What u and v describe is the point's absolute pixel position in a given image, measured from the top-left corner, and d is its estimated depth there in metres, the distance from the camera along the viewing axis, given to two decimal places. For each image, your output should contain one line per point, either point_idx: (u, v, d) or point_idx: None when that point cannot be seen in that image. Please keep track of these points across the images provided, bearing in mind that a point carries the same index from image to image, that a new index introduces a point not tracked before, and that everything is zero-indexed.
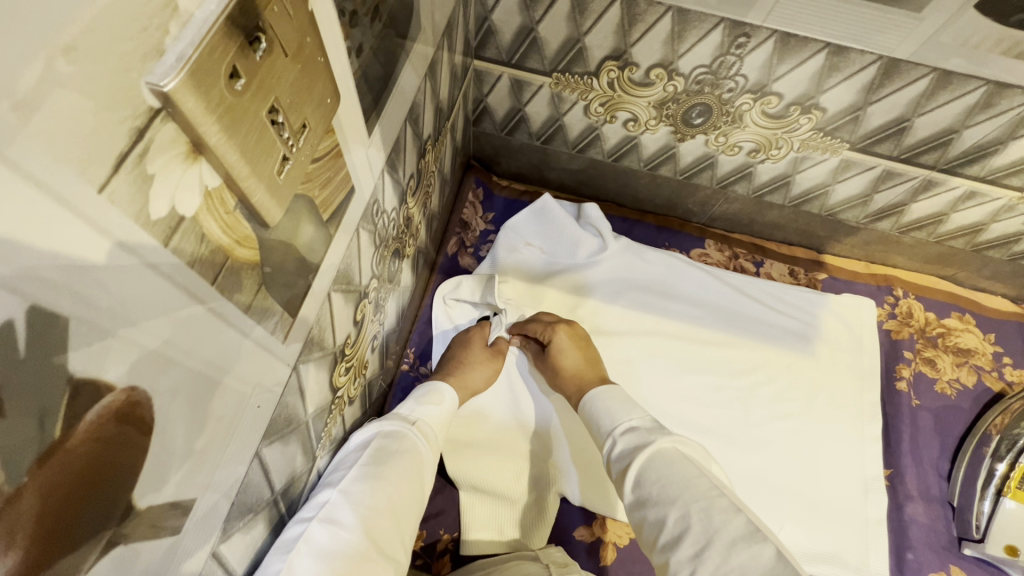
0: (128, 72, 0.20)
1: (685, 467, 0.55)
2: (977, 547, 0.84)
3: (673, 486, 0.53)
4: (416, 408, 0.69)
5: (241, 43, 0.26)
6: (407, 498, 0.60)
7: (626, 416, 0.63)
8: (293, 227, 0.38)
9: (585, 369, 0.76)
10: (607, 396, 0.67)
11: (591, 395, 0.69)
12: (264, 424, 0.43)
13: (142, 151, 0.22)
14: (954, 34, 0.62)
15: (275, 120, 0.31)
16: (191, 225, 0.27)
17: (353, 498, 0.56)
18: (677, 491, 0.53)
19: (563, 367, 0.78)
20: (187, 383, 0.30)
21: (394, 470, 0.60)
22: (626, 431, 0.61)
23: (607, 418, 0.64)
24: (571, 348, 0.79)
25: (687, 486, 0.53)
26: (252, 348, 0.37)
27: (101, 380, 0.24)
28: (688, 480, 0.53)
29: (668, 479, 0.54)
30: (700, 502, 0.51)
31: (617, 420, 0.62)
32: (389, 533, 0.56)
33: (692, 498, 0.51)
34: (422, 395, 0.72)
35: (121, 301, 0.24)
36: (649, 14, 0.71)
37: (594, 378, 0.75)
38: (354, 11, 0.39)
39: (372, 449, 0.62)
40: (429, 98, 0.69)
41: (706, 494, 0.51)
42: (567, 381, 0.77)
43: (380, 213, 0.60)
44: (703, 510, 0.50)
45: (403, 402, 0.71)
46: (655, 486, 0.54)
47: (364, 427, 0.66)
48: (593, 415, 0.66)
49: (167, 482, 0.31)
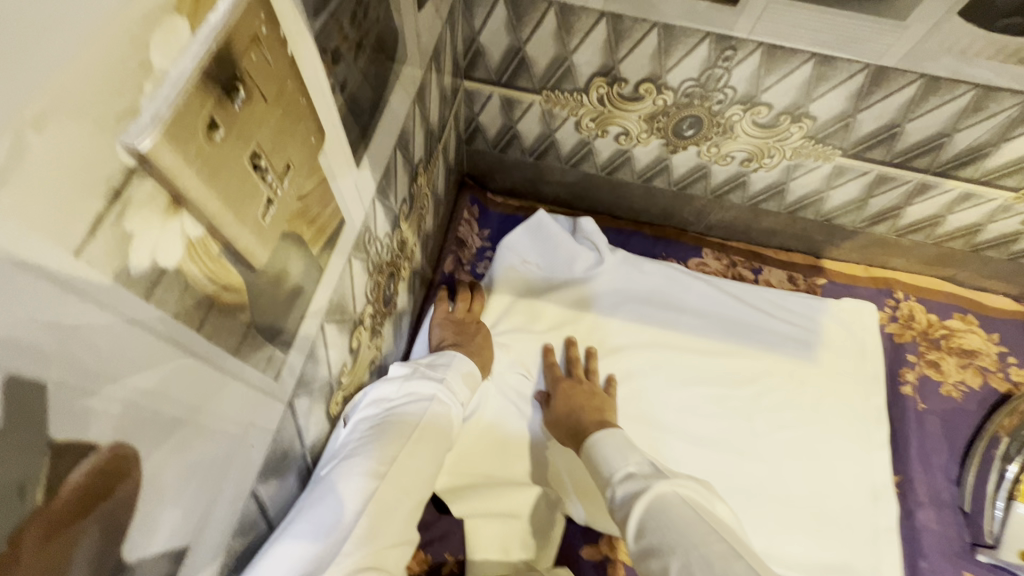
0: (103, 134, 0.20)
1: (683, 512, 0.52)
2: (991, 553, 0.83)
3: (672, 533, 0.50)
4: (456, 386, 0.66)
5: (219, 95, 0.26)
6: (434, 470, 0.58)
7: (622, 463, 0.62)
8: (281, 264, 0.38)
9: (584, 412, 0.78)
10: (605, 440, 0.66)
11: (590, 439, 0.68)
12: (259, 462, 0.42)
13: (120, 211, 0.22)
14: (939, 40, 0.62)
15: (257, 164, 0.31)
16: (175, 275, 0.26)
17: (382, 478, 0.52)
18: (677, 538, 0.49)
19: (554, 410, 0.81)
20: (176, 432, 0.30)
21: (426, 442, 0.58)
22: (623, 479, 0.60)
23: (607, 467, 0.63)
24: (571, 395, 0.81)
25: (687, 532, 0.49)
26: (243, 389, 0.36)
27: (85, 440, 0.23)
28: (686, 526, 0.50)
29: (667, 526, 0.51)
30: (699, 549, 0.47)
31: (615, 467, 0.62)
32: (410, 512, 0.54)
33: (691, 545, 0.48)
34: (459, 364, 0.69)
35: (104, 359, 0.23)
36: (635, 31, 0.72)
37: (593, 422, 0.76)
38: (337, 49, 0.39)
39: (413, 417, 0.58)
40: (419, 122, 0.69)
41: (705, 540, 0.48)
42: (561, 424, 0.79)
43: (373, 240, 0.60)
44: (703, 558, 0.47)
45: (448, 373, 0.66)
46: (654, 534, 0.51)
47: (410, 388, 0.62)
48: (594, 464, 0.65)
49: (158, 534, 0.31)
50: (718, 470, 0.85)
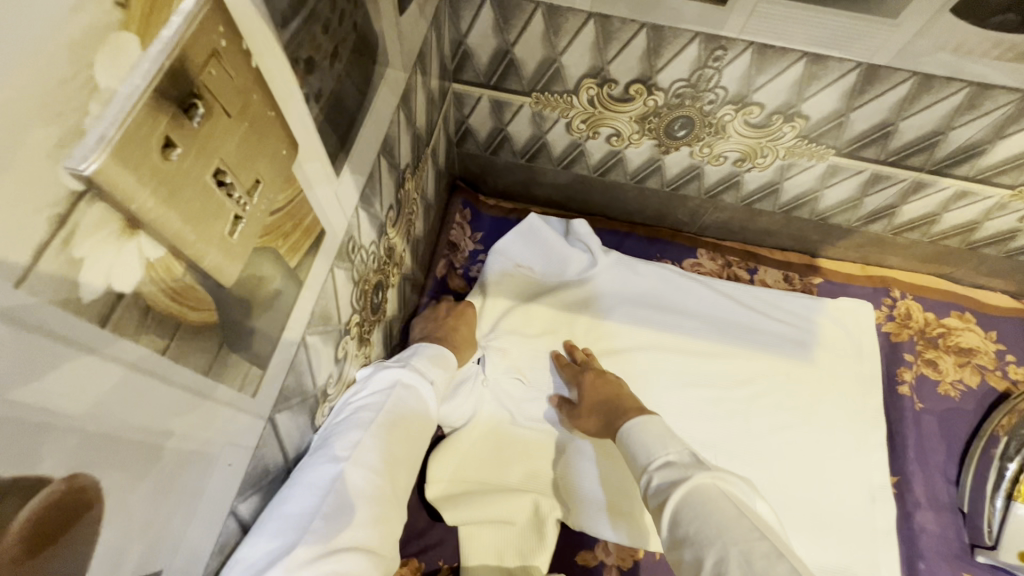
0: (45, 160, 0.20)
1: (723, 506, 0.50)
2: (990, 554, 0.82)
3: (711, 526, 0.49)
4: (429, 367, 0.68)
5: (174, 112, 0.25)
6: (412, 454, 0.60)
7: (661, 451, 0.59)
8: (255, 279, 0.37)
9: (616, 398, 0.76)
10: (643, 426, 0.63)
11: (625, 427, 0.65)
12: (238, 479, 0.42)
13: (66, 238, 0.21)
14: (932, 38, 0.61)
15: (222, 181, 0.30)
16: (134, 298, 0.26)
17: (364, 459, 0.53)
18: (716, 532, 0.48)
19: (584, 402, 0.80)
20: (142, 457, 0.29)
21: (404, 425, 0.59)
22: (662, 466, 0.57)
23: (644, 453, 0.60)
24: (600, 386, 0.80)
25: (726, 528, 0.48)
26: (216, 409, 0.36)
27: (36, 474, 0.22)
28: (727, 520, 0.49)
29: (706, 519, 0.50)
30: (738, 546, 0.46)
31: (653, 455, 0.59)
32: (394, 491, 0.55)
33: (730, 541, 0.47)
34: (427, 351, 0.71)
35: (55, 391, 0.23)
36: (623, 31, 0.71)
37: (630, 403, 0.74)
38: (309, 58, 0.38)
39: (388, 401, 0.60)
40: (404, 126, 0.68)
41: (746, 537, 0.47)
42: (596, 414, 0.77)
43: (358, 248, 0.59)
44: (744, 554, 0.46)
45: (418, 357, 0.68)
46: (692, 524, 0.50)
47: (383, 376, 0.63)
48: (630, 449, 0.62)
49: (126, 560, 0.30)
50: None
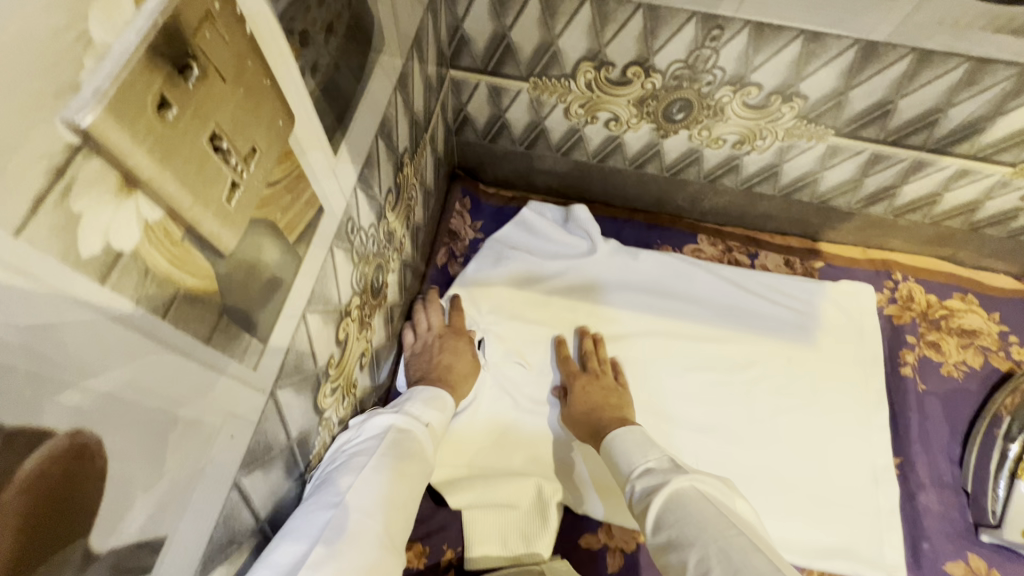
0: (41, 108, 0.20)
1: (703, 507, 0.51)
2: (993, 532, 0.81)
3: (691, 527, 0.49)
4: (423, 410, 0.68)
5: (169, 72, 0.25)
6: (412, 495, 0.60)
7: (642, 458, 0.61)
8: (252, 252, 0.37)
9: (601, 411, 0.78)
10: (626, 436, 0.65)
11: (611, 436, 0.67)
12: (240, 454, 0.42)
13: (64, 190, 0.21)
14: (931, 12, 0.62)
15: (218, 146, 0.30)
16: (132, 259, 0.26)
17: (359, 504, 0.54)
18: (695, 532, 0.48)
19: (572, 408, 0.81)
20: (144, 422, 0.30)
21: (401, 467, 0.60)
22: (643, 473, 0.59)
23: (625, 464, 0.62)
24: (590, 392, 0.82)
25: (705, 526, 0.48)
26: (216, 380, 0.36)
27: (38, 426, 0.23)
28: (706, 521, 0.49)
29: (686, 520, 0.50)
30: (718, 542, 0.47)
31: (634, 463, 0.61)
32: (396, 534, 0.55)
33: (710, 539, 0.47)
34: (423, 394, 0.71)
35: (56, 344, 0.23)
36: (619, 13, 0.71)
37: (613, 419, 0.76)
38: (304, 31, 0.38)
39: (381, 446, 0.60)
40: (402, 111, 0.68)
41: (724, 534, 0.47)
42: (580, 424, 0.79)
43: (356, 230, 0.60)
44: (722, 551, 0.46)
45: (410, 401, 0.69)
46: (674, 527, 0.50)
47: (377, 421, 0.64)
48: (613, 459, 0.64)
49: (129, 523, 0.30)
50: (715, 457, 0.84)
